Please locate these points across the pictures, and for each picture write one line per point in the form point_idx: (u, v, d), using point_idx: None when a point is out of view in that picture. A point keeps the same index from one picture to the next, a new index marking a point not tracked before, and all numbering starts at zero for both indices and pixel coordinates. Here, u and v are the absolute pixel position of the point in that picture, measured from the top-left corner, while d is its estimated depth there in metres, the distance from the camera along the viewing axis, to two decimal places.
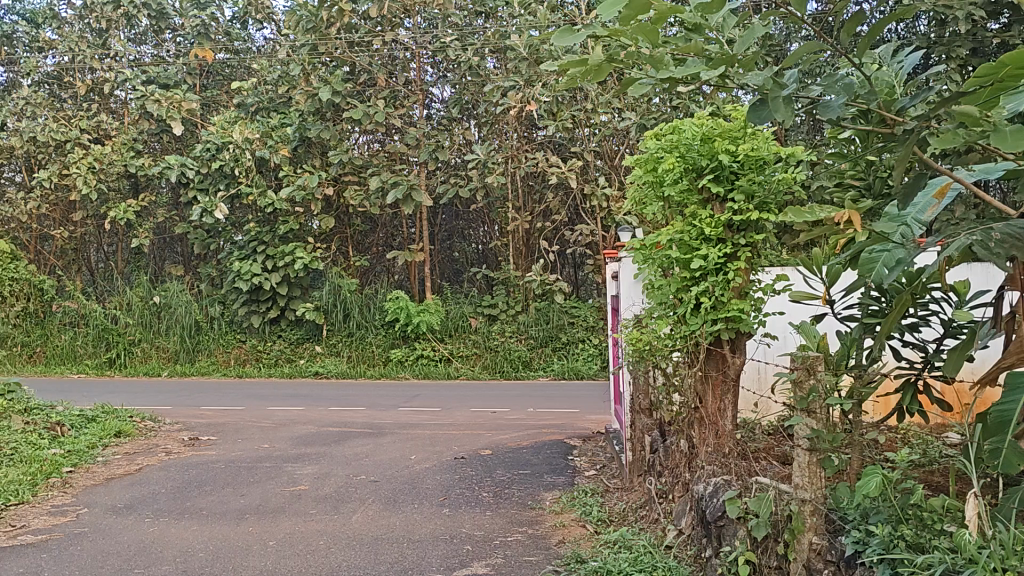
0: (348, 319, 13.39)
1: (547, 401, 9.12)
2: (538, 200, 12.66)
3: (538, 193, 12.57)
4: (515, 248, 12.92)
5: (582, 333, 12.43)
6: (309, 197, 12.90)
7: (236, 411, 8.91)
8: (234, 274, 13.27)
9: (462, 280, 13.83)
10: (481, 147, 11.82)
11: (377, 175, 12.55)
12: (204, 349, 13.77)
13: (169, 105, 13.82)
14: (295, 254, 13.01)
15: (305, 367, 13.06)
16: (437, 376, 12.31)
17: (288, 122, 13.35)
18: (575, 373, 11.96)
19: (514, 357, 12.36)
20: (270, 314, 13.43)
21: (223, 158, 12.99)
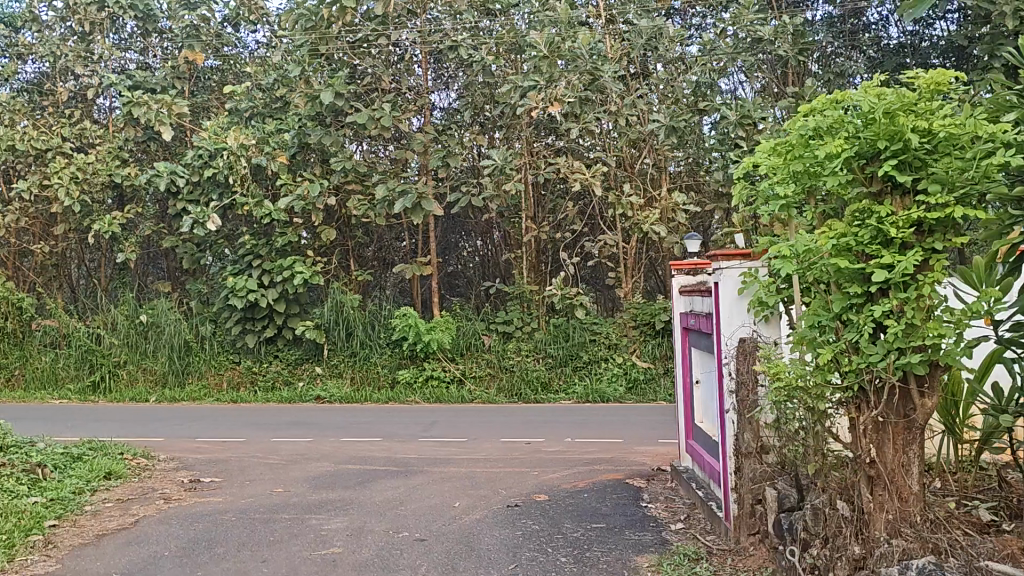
0: (351, 338, 12.50)
1: (582, 428, 8.25)
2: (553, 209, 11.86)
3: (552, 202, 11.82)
4: (528, 260, 12.14)
5: (604, 352, 11.56)
6: (310, 207, 12.13)
7: (236, 444, 8.00)
8: (228, 290, 12.36)
9: (471, 295, 12.98)
10: (498, 151, 10.98)
11: (384, 183, 11.73)
12: (195, 371, 12.85)
13: (159, 109, 12.94)
14: (294, 268, 12.13)
15: (305, 391, 12.14)
16: (449, 400, 11.43)
17: (285, 127, 12.54)
18: (599, 396, 11.09)
19: (532, 378, 11.48)
20: (267, 333, 12.53)
21: (216, 165, 12.13)
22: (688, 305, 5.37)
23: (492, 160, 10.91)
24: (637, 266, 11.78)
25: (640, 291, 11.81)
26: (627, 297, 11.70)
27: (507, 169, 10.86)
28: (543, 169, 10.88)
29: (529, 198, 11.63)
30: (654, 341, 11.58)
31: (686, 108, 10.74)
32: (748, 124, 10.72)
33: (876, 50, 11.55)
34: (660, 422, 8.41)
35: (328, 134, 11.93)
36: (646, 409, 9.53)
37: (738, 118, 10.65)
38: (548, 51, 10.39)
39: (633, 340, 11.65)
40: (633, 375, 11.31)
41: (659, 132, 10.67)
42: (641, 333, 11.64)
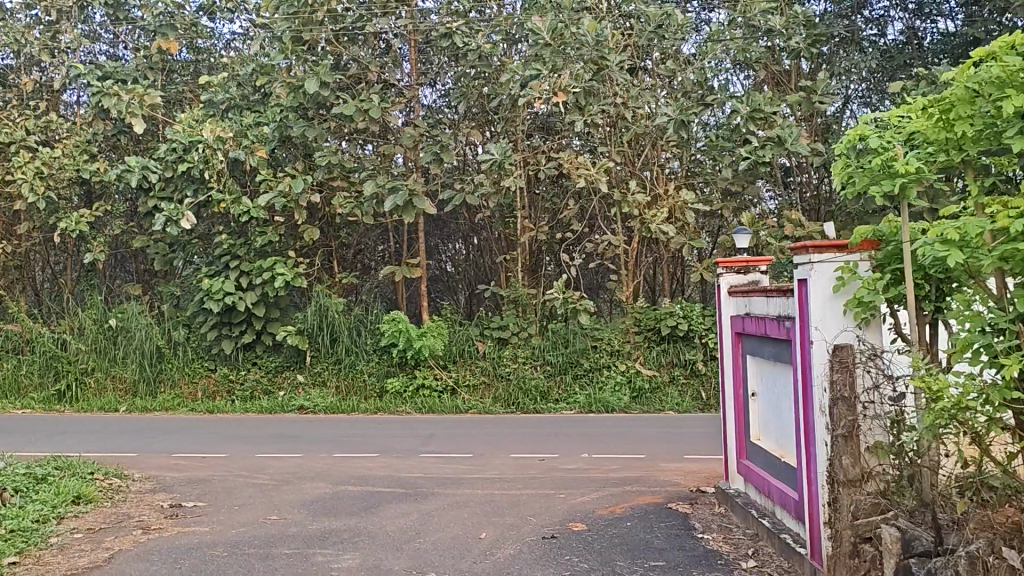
0: (335, 344, 11.81)
1: (596, 442, 7.61)
2: (550, 208, 11.28)
3: (550, 201, 11.23)
4: (523, 263, 11.51)
5: (606, 359, 10.95)
6: (292, 205, 11.43)
7: (217, 461, 7.27)
8: (203, 292, 11.61)
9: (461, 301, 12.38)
10: (496, 146, 10.34)
11: (372, 180, 11.09)
12: (167, 380, 12.09)
13: (130, 100, 12.13)
14: (275, 270, 11.39)
15: (286, 401, 11.40)
16: (443, 410, 10.83)
17: (265, 120, 11.85)
18: (603, 407, 10.51)
19: (530, 388, 10.90)
20: (245, 338, 11.79)
21: (191, 159, 11.37)
22: (741, 307, 4.74)
23: (490, 155, 10.27)
24: (639, 268, 11.19)
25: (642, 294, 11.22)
26: (630, 301, 11.09)
27: (506, 165, 10.24)
28: (542, 165, 10.25)
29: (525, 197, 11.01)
30: (658, 348, 10.96)
31: (693, 102, 10.19)
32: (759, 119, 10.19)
33: (887, 42, 11.10)
34: (679, 436, 7.80)
35: (312, 127, 11.25)
36: (658, 421, 8.95)
37: (747, 113, 10.13)
38: (550, 38, 9.83)
39: (637, 346, 11.03)
40: (637, 383, 10.72)
41: (667, 126, 10.10)
42: (645, 339, 10.99)
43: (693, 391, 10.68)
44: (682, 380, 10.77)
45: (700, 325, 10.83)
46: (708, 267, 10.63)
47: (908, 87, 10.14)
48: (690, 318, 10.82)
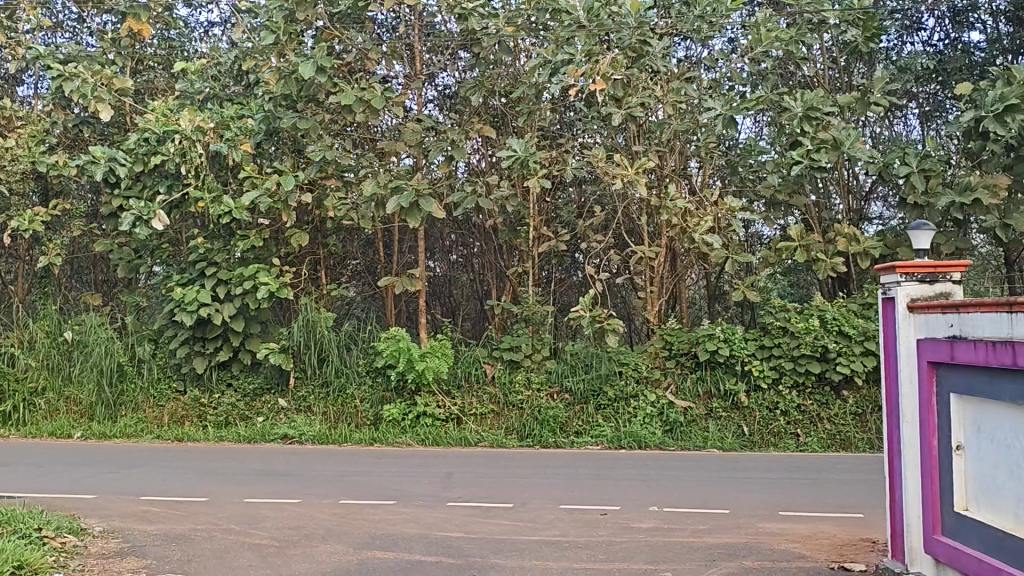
0: (324, 364, 10.41)
1: (655, 489, 6.35)
2: (570, 219, 10.11)
3: (571, 212, 10.06)
4: (535, 276, 10.27)
5: (633, 387, 9.64)
6: (279, 206, 10.08)
7: (198, 508, 5.90)
8: (174, 303, 10.18)
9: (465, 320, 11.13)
10: (519, 141, 9.07)
11: (373, 180, 9.79)
12: (129, 403, 10.62)
13: (97, 83, 10.70)
14: (257, 278, 9.99)
15: (267, 428, 9.96)
16: (449, 442, 9.46)
17: (248, 111, 10.56)
18: (636, 442, 9.15)
19: (548, 418, 9.58)
20: (219, 356, 10.36)
21: (166, 150, 10.05)
22: (938, 329, 3.52)
23: (512, 151, 9.01)
24: (668, 285, 10.00)
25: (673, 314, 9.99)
26: (658, 323, 9.87)
27: (530, 165, 8.97)
28: (570, 163, 9.02)
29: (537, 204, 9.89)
30: (693, 377, 9.65)
31: (743, 98, 9.03)
32: (814, 118, 9.08)
33: (950, 41, 10.03)
34: (751, 484, 6.57)
35: (305, 119, 9.95)
36: (709, 463, 7.71)
37: (802, 112, 9.00)
38: (586, 19, 8.61)
39: (667, 372, 9.75)
40: (669, 415, 9.43)
41: (715, 124, 8.90)
42: (677, 364, 9.73)
43: (732, 427, 9.35)
44: (720, 413, 9.43)
45: (741, 350, 9.40)
46: (750, 285, 9.45)
47: (983, 85, 9.03)
48: (731, 342, 9.44)
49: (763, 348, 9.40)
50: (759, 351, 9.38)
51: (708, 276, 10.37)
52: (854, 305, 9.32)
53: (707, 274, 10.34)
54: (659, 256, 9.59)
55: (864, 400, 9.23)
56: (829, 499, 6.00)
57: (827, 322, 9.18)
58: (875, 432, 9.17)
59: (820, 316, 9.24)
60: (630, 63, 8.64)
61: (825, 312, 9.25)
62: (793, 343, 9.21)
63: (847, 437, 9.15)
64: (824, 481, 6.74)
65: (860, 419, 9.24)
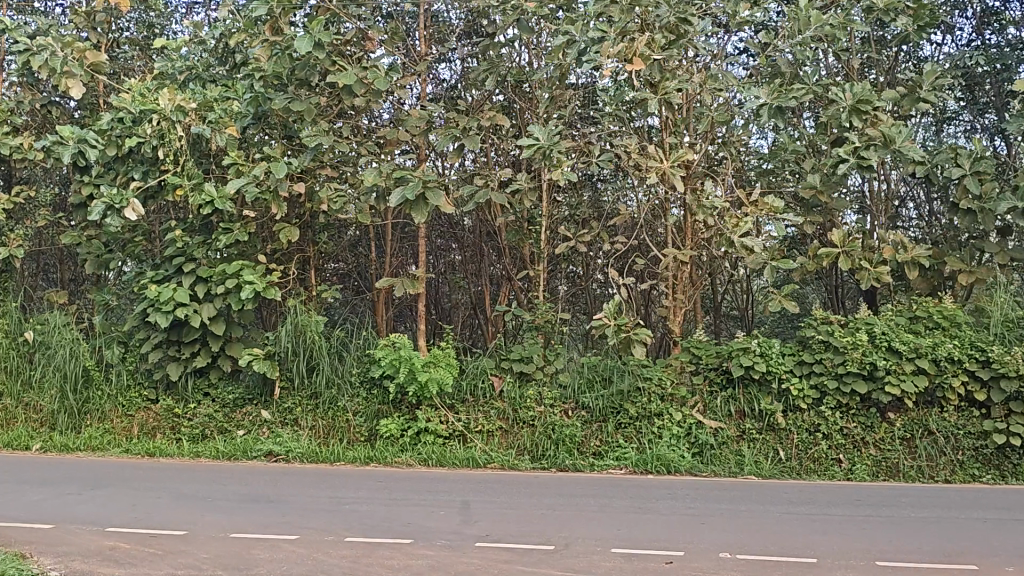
0: (313, 373, 9.41)
1: (716, 529, 5.44)
2: (585, 221, 9.34)
3: (586, 216, 9.32)
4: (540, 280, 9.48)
5: (657, 405, 8.71)
6: (267, 197, 9.09)
7: (176, 545, 4.93)
8: (147, 302, 9.17)
9: (467, 329, 10.33)
10: (540, 128, 8.14)
11: (376, 170, 8.83)
12: (95, 412, 9.59)
13: (68, 53, 9.59)
14: (242, 276, 8.99)
15: (249, 444, 8.93)
16: (454, 462, 8.51)
17: (234, 93, 9.56)
18: (665, 467, 8.24)
19: (563, 438, 8.65)
20: (196, 362, 9.32)
21: (142, 132, 9.03)
22: None
23: (532, 140, 8.09)
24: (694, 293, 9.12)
25: (699, 326, 9.13)
26: (679, 334, 9.11)
27: (553, 155, 8.02)
28: (596, 154, 8.11)
29: (546, 204, 9.06)
30: (723, 395, 8.75)
31: (789, 86, 8.17)
32: (864, 112, 8.23)
33: (1007, 37, 9.17)
34: (821, 530, 5.66)
35: (298, 101, 8.96)
36: (756, 495, 6.81)
37: (852, 104, 8.15)
38: None
39: (694, 389, 8.84)
40: (698, 436, 8.52)
41: (758, 114, 8.03)
42: (705, 380, 8.83)
43: (767, 451, 8.45)
44: (754, 436, 8.52)
45: (778, 366, 8.51)
46: (789, 294, 8.56)
47: None
48: (767, 357, 8.52)
49: (803, 364, 8.52)
50: (798, 368, 8.49)
51: (736, 283, 9.49)
52: (903, 319, 8.47)
53: (734, 280, 9.47)
54: (683, 266, 8.73)
55: (914, 423, 8.36)
56: (924, 550, 5.12)
57: (876, 336, 8.30)
58: (926, 459, 8.29)
59: (867, 330, 8.37)
60: (668, 44, 7.72)
61: (873, 325, 8.38)
62: (837, 359, 8.32)
63: (894, 464, 8.30)
64: (903, 528, 5.84)
65: (909, 444, 8.37)
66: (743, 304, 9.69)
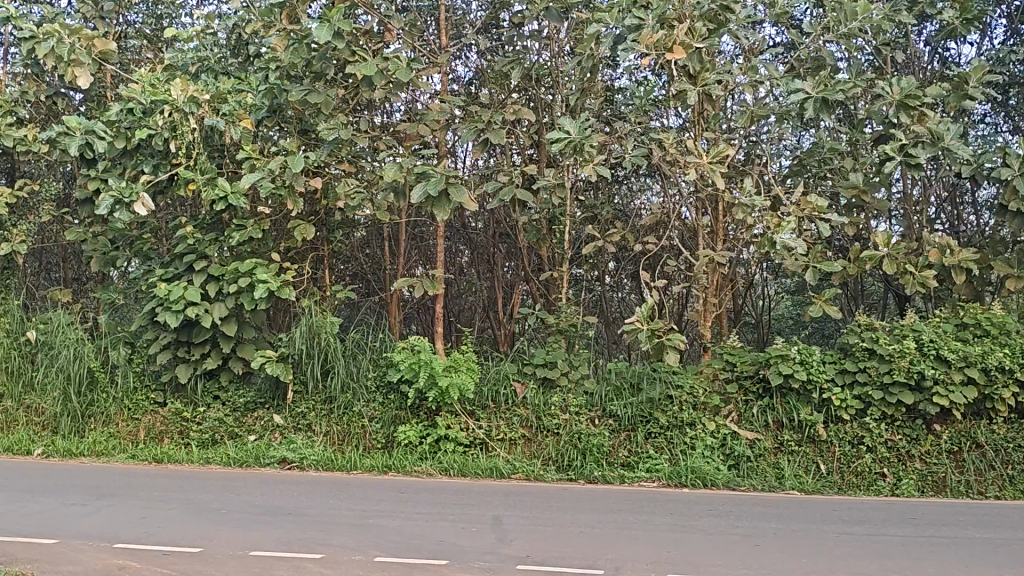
0: (328, 377, 9.00)
1: (774, 553, 5.03)
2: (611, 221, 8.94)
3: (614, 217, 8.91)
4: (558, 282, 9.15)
5: (689, 414, 8.28)
6: (282, 192, 8.69)
7: (192, 565, 4.52)
8: (156, 301, 8.76)
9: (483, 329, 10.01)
10: (572, 121, 7.74)
11: (397, 164, 8.42)
12: (99, 415, 9.19)
13: (76, 41, 9.20)
14: (255, 275, 8.58)
15: (261, 450, 8.52)
16: (475, 472, 8.06)
17: (248, 85, 9.17)
18: (700, 479, 7.83)
19: (591, 448, 8.22)
20: (206, 364, 8.91)
21: (153, 123, 8.63)
22: None
23: (563, 133, 7.68)
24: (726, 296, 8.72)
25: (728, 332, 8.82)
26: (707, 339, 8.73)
27: (585, 149, 7.62)
28: (629, 148, 7.69)
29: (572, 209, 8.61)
30: (760, 404, 8.36)
31: (835, 79, 7.76)
32: (912, 108, 7.88)
33: None
34: (884, 554, 5.26)
35: (316, 92, 8.56)
36: (803, 513, 6.41)
37: (901, 99, 7.81)
38: None
39: (728, 397, 8.47)
40: (733, 446, 8.14)
41: (802, 109, 7.63)
42: (740, 389, 8.43)
43: (807, 464, 8.07)
44: (792, 448, 8.15)
45: (819, 375, 8.14)
46: (830, 299, 8.15)
47: None
48: (808, 365, 8.15)
49: (845, 373, 8.16)
50: (840, 377, 8.13)
51: (769, 286, 9.09)
52: (950, 326, 8.06)
53: (767, 283, 9.07)
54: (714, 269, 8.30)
55: (960, 435, 7.97)
56: None
57: (923, 344, 7.89)
58: (975, 474, 7.88)
59: (914, 337, 7.99)
60: (709, 33, 7.31)
61: (920, 333, 7.99)
62: (883, 367, 7.95)
63: (940, 478, 7.89)
64: (971, 551, 5.43)
65: (956, 458, 7.97)
66: (768, 309, 9.35)
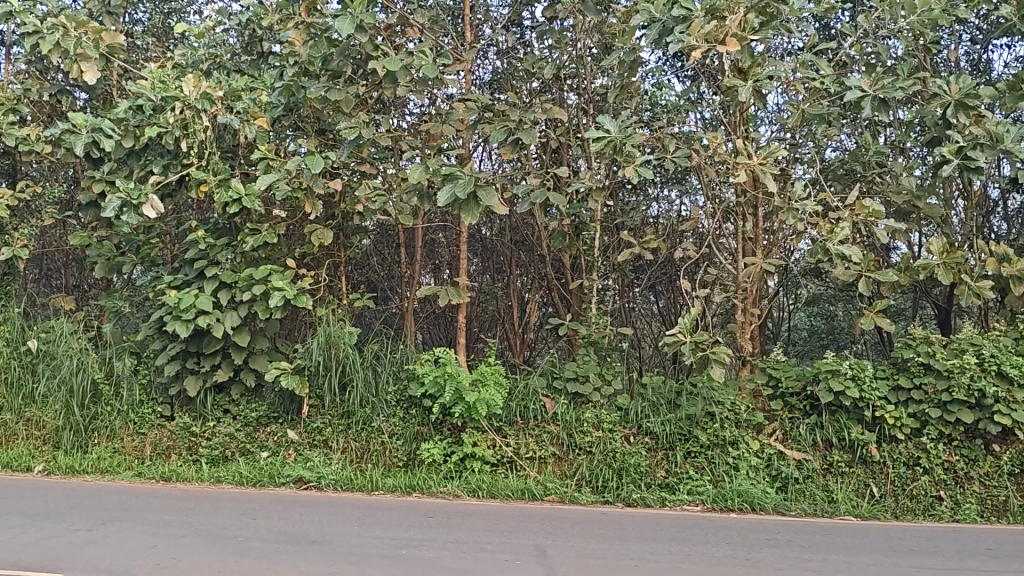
0: (346, 391, 8.50)
1: None
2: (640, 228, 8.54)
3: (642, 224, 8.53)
4: (580, 290, 8.93)
5: (731, 432, 7.79)
6: (299, 194, 8.20)
7: None
8: (165, 309, 8.25)
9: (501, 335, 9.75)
10: (612, 120, 7.27)
11: (422, 165, 7.92)
12: (103, 430, 8.69)
13: (83, 35, 8.72)
14: (269, 281, 8.07)
15: (275, 468, 8.00)
16: (506, 494, 7.52)
17: (263, 82, 8.70)
18: (748, 502, 7.31)
19: (628, 468, 7.70)
20: (217, 376, 8.41)
21: (163, 121, 8.14)
22: None
23: (603, 132, 7.20)
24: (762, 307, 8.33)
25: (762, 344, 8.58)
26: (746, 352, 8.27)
27: (626, 150, 7.16)
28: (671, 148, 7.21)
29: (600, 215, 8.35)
30: (807, 422, 7.87)
31: (892, 75, 7.30)
32: (971, 108, 7.44)
33: None
34: None
35: (336, 89, 8.07)
36: (873, 545, 5.86)
37: (958, 99, 7.38)
38: None
39: (772, 415, 8.04)
40: (779, 467, 7.68)
41: (860, 108, 7.16)
42: (783, 406, 7.94)
43: (859, 487, 7.57)
44: (842, 469, 7.68)
45: (872, 392, 7.66)
46: (882, 310, 7.66)
47: None
48: (859, 381, 7.66)
49: (898, 391, 7.69)
50: (893, 394, 7.67)
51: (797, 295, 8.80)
52: (1011, 340, 7.55)
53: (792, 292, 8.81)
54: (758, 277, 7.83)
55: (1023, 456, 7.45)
56: None
57: (985, 359, 7.38)
58: None
59: (974, 352, 7.47)
60: (761, 25, 6.85)
61: (980, 347, 7.48)
62: (941, 384, 7.46)
63: (1003, 502, 7.36)
64: None
65: (1017, 481, 7.45)
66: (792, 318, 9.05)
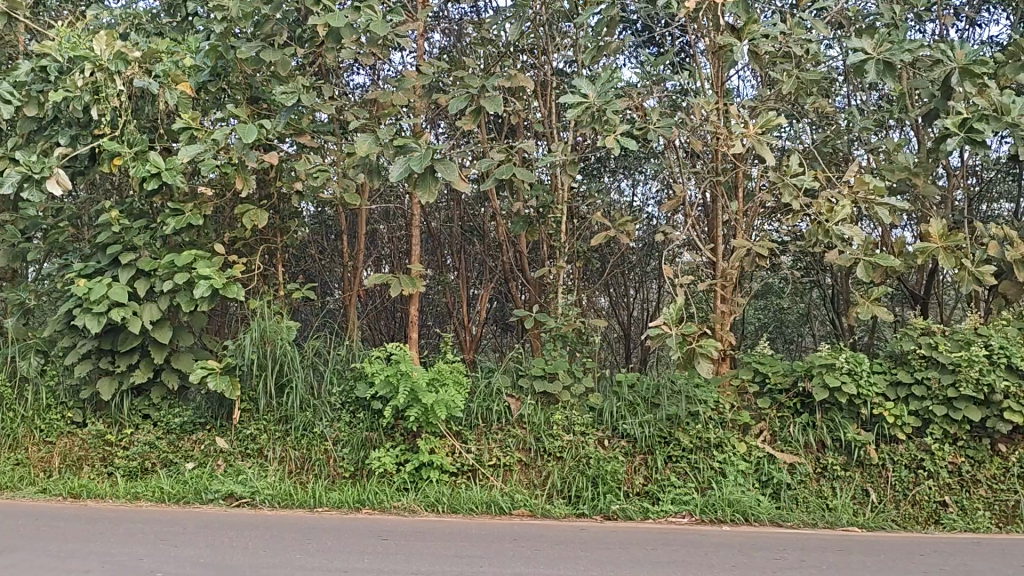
0: (284, 392, 7.54)
1: None
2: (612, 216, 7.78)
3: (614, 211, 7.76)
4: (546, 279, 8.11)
5: (716, 434, 7.03)
6: (228, 169, 7.20)
7: None
8: (73, 301, 7.20)
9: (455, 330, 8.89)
10: (587, 84, 6.43)
11: (369, 135, 6.99)
12: (5, 439, 7.62)
13: None
14: (194, 268, 7.07)
15: (203, 482, 7.00)
16: (469, 508, 6.64)
17: (188, 44, 7.69)
18: (740, 513, 6.53)
19: (605, 475, 6.89)
20: (135, 377, 7.38)
21: (70, 84, 7.09)
22: None
23: (578, 96, 6.36)
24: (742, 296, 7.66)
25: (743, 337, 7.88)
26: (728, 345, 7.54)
27: (606, 117, 6.34)
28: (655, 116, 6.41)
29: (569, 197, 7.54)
30: (798, 422, 7.15)
31: (894, 38, 6.58)
32: (976, 76, 6.76)
33: None
34: None
35: (270, 49, 7.09)
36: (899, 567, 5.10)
37: (964, 66, 6.69)
38: None
39: (760, 414, 7.30)
40: (771, 472, 6.92)
41: (862, 72, 6.43)
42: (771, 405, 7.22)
43: (857, 492, 6.85)
44: (838, 473, 6.97)
45: (869, 388, 6.96)
46: (881, 298, 6.95)
47: None
48: (857, 376, 6.95)
49: (898, 387, 6.99)
50: (892, 390, 6.97)
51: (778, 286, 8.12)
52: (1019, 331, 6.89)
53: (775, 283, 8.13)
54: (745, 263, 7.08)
55: None
56: None
57: (994, 351, 6.70)
58: None
59: (981, 344, 6.78)
60: None
61: (989, 339, 6.81)
62: (947, 379, 6.76)
63: (1014, 508, 6.69)
64: None
65: None
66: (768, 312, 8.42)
